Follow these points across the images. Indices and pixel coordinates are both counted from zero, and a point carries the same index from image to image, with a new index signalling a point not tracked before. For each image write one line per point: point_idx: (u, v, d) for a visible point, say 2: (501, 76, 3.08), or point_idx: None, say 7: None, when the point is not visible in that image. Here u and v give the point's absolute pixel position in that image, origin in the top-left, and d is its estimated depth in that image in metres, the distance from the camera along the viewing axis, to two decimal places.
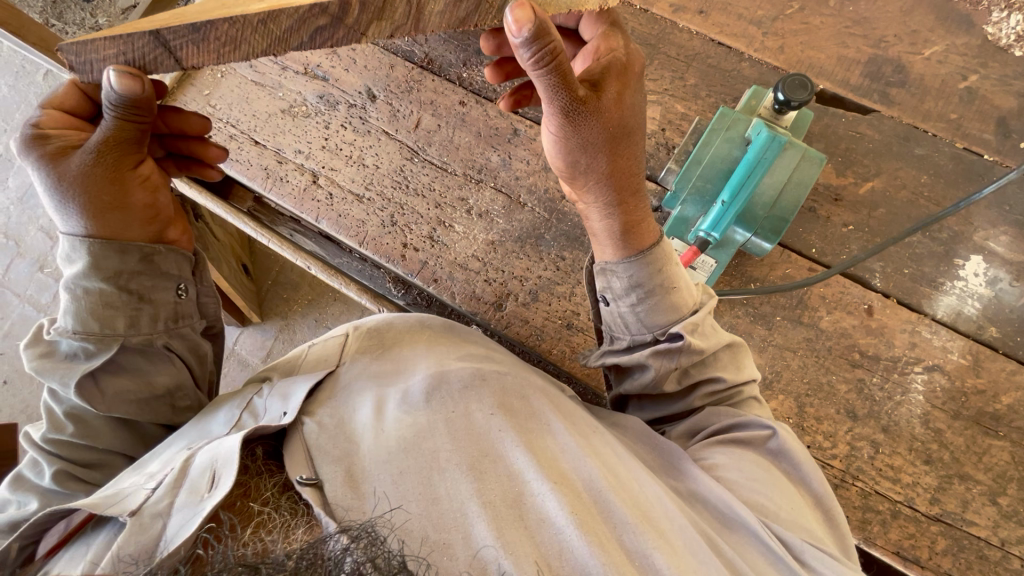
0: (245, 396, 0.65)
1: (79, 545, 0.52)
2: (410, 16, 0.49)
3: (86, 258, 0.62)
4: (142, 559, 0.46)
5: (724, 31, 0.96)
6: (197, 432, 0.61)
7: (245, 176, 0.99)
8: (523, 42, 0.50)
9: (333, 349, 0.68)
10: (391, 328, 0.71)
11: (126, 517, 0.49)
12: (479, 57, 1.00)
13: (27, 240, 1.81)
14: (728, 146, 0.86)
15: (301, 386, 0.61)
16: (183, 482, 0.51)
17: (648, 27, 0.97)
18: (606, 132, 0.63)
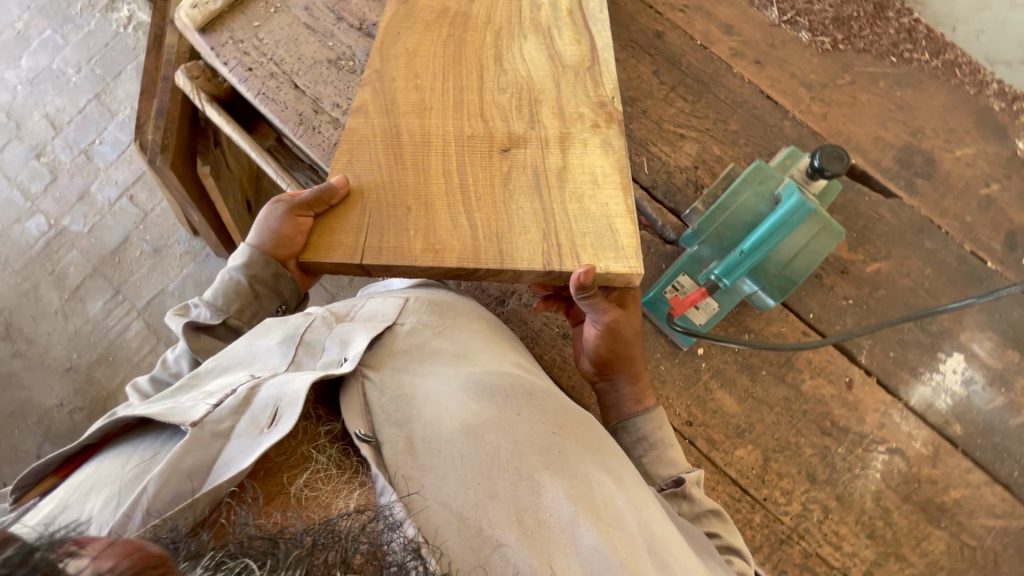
0: (297, 329, 0.64)
1: (124, 447, 0.52)
2: (515, 275, 0.69)
3: (243, 259, 0.76)
4: (198, 475, 0.45)
5: (775, 86, 0.98)
6: (254, 361, 0.61)
7: (278, 117, 0.97)
8: (579, 288, 0.68)
9: (392, 308, 0.68)
10: (449, 305, 0.71)
11: (188, 426, 0.48)
12: None
13: (28, 125, 1.99)
14: (755, 200, 0.86)
15: (361, 337, 0.61)
16: (246, 410, 0.50)
17: (703, 65, 1.00)
18: (620, 325, 0.79)
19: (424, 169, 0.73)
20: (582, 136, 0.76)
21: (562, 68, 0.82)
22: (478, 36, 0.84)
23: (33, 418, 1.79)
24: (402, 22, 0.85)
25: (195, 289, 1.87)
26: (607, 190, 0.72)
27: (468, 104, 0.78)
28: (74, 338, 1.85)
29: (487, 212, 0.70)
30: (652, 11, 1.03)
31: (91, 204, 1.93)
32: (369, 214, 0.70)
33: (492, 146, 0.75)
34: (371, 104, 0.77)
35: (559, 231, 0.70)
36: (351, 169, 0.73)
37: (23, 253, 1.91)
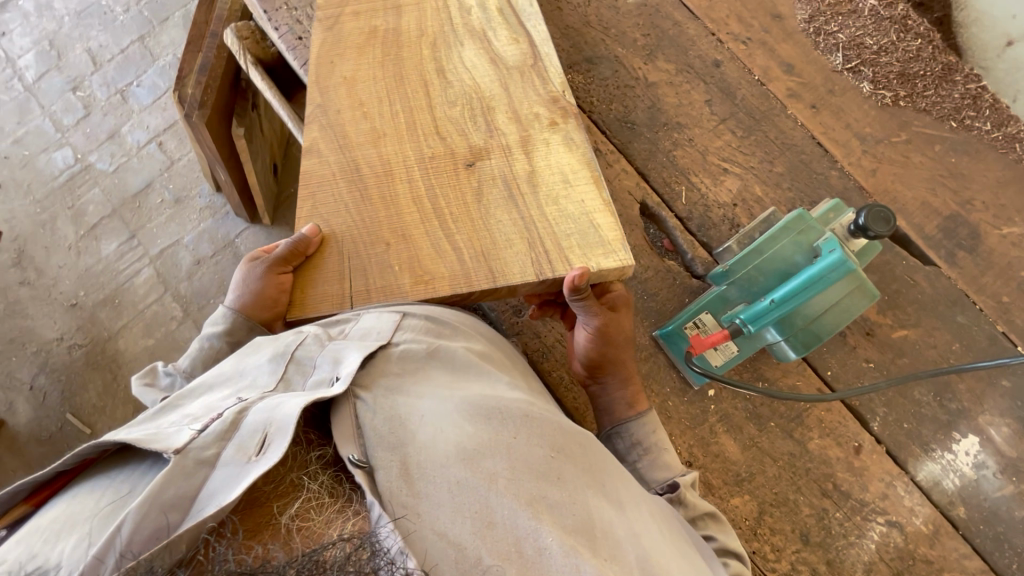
0: (287, 343, 0.59)
1: (98, 479, 0.48)
2: (510, 291, 0.70)
3: (224, 325, 0.71)
4: (181, 507, 0.42)
5: (828, 133, 0.96)
6: (240, 378, 0.57)
7: None
8: (572, 288, 0.68)
9: (387, 324, 0.62)
10: (449, 321, 0.65)
11: (170, 455, 0.44)
12: (587, 66, 0.99)
13: (70, 57, 2.00)
14: (792, 249, 0.83)
15: (354, 355, 0.57)
16: (233, 436, 0.47)
17: (758, 101, 0.97)
18: (614, 332, 0.77)
19: (396, 204, 0.71)
20: (543, 138, 0.76)
21: (506, 72, 0.81)
22: (414, 51, 0.82)
23: (33, 348, 1.81)
24: (333, 49, 0.81)
25: (209, 245, 1.87)
26: (580, 189, 0.72)
27: (419, 125, 0.76)
28: (84, 275, 1.86)
29: (468, 232, 0.70)
30: (714, 38, 1.00)
31: (119, 145, 1.93)
32: (348, 257, 0.69)
33: (456, 162, 0.74)
34: (326, 144, 0.75)
35: (544, 238, 0.69)
36: (318, 215, 0.70)
37: (46, 183, 1.91)
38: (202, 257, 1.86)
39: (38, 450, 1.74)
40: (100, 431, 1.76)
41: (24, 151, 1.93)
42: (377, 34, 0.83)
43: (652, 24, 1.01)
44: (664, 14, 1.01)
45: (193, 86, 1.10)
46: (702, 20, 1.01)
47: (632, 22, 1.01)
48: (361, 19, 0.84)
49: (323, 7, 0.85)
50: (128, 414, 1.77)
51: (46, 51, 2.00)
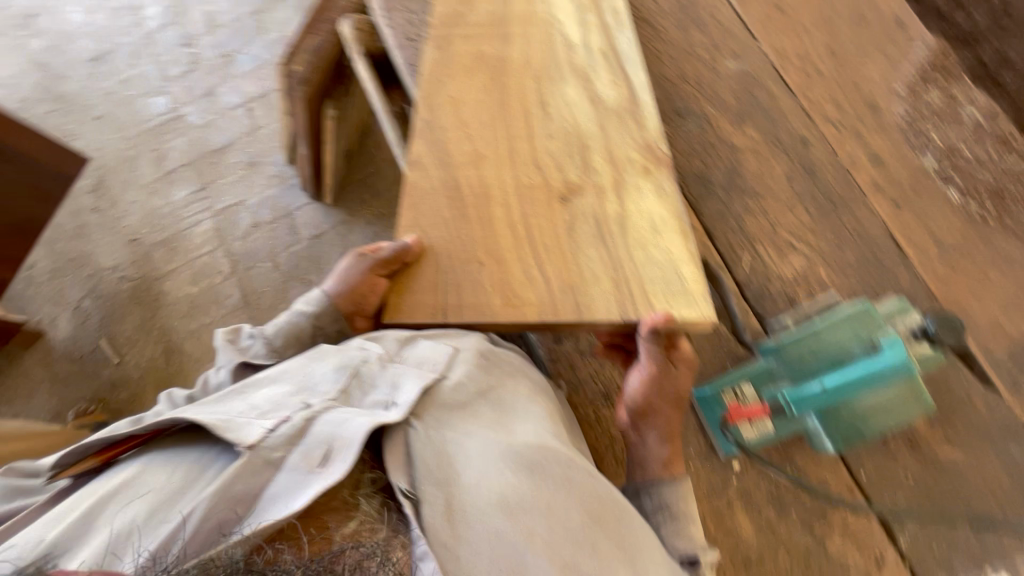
0: (353, 356, 0.66)
1: (167, 453, 0.57)
2: (590, 325, 0.73)
3: (315, 307, 0.81)
4: (244, 504, 0.52)
5: (904, 232, 0.94)
6: (303, 379, 0.63)
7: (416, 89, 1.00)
8: (650, 325, 0.71)
9: (439, 356, 0.68)
10: (495, 365, 0.71)
11: (242, 449, 0.53)
12: (674, 118, 1.01)
13: (190, 17, 2.15)
14: (850, 339, 0.82)
15: (411, 383, 0.64)
16: (299, 443, 0.55)
17: (838, 186, 0.96)
18: (671, 383, 0.77)
19: (492, 227, 0.77)
20: (633, 183, 0.81)
21: (605, 112, 0.87)
22: (519, 83, 0.88)
23: (87, 271, 1.91)
24: (443, 70, 0.89)
25: (270, 212, 1.95)
26: (666, 237, 0.76)
27: (520, 154, 0.83)
28: (150, 215, 1.96)
29: (557, 262, 0.75)
30: (806, 115, 1.00)
31: (212, 102, 2.05)
32: (444, 270, 0.75)
33: (551, 195, 0.80)
34: (428, 159, 0.82)
35: (628, 282, 0.74)
36: (422, 228, 0.78)
37: (139, 123, 2.04)
38: (260, 221, 1.94)
39: (68, 367, 1.83)
40: (127, 362, 1.84)
41: (127, 91, 2.07)
42: (484, 60, 0.90)
43: (746, 91, 1.02)
44: (760, 83, 1.02)
45: (301, 63, 1.16)
46: (798, 96, 1.01)
47: (727, 85, 1.02)
48: (470, 44, 0.91)
49: (436, 26, 0.93)
50: (156, 353, 1.83)
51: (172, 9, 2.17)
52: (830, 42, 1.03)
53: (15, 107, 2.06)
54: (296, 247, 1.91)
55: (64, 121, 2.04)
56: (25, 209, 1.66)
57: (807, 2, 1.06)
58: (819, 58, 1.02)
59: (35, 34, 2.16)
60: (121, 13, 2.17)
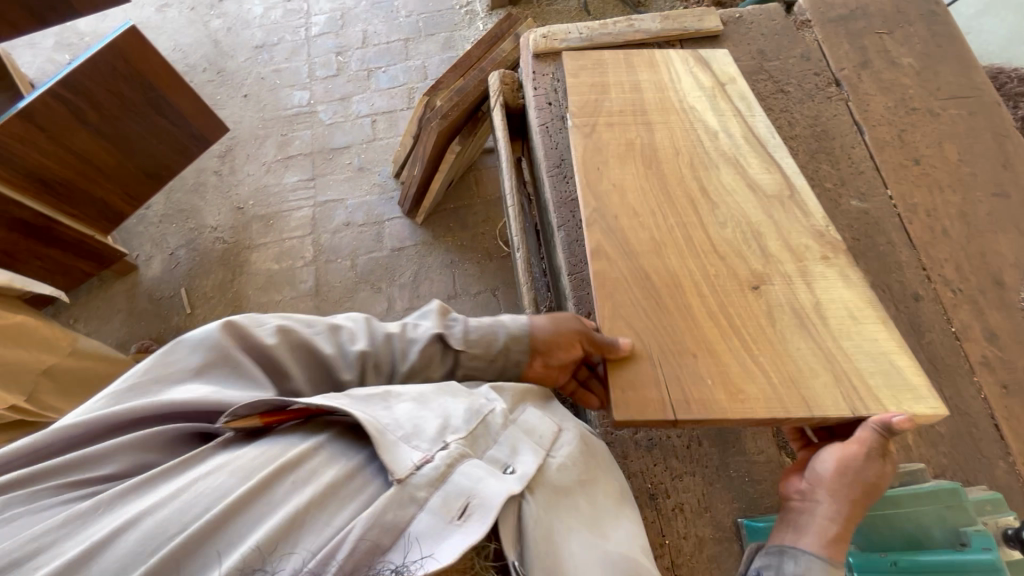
0: (482, 401, 0.66)
1: (327, 446, 0.55)
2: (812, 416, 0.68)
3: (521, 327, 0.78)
4: (390, 537, 0.49)
5: (1010, 420, 0.88)
6: (439, 405, 0.62)
7: (542, 151, 1.09)
8: (892, 423, 0.66)
9: (547, 431, 0.68)
10: (595, 461, 0.70)
11: (396, 479, 0.51)
12: None
13: (349, 30, 2.39)
14: (933, 520, 0.75)
15: (529, 454, 0.63)
16: (442, 486, 0.53)
17: (944, 352, 0.92)
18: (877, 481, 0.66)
19: (694, 317, 0.75)
20: (817, 270, 0.79)
21: (767, 200, 0.85)
22: (675, 170, 0.88)
23: (191, 225, 2.09)
24: (597, 157, 0.90)
25: (363, 216, 2.07)
26: (869, 327, 0.74)
27: (697, 242, 0.81)
28: (260, 190, 2.13)
29: (771, 356, 0.72)
30: (924, 272, 0.97)
31: (344, 108, 2.24)
32: (660, 364, 0.72)
33: (740, 283, 0.77)
34: (610, 248, 0.81)
35: (847, 375, 0.71)
36: (622, 316, 0.76)
37: (277, 110, 2.25)
38: (352, 222, 2.06)
39: (146, 305, 1.97)
40: (196, 316, 1.96)
41: (276, 80, 2.31)
42: (637, 149, 0.90)
43: (866, 232, 1.00)
44: (882, 228, 1.01)
45: (441, 99, 1.31)
46: (919, 252, 0.98)
47: (846, 222, 1.01)
48: (618, 131, 0.92)
49: (577, 114, 0.95)
50: (223, 314, 1.95)
51: (336, 20, 2.41)
52: (964, 207, 1.01)
53: (183, 72, 2.34)
54: (376, 255, 2.01)
55: (218, 92, 2.29)
56: (164, 158, 1.85)
57: (949, 162, 1.04)
58: (949, 219, 1.00)
59: (219, 15, 2.46)
60: (293, 14, 2.44)
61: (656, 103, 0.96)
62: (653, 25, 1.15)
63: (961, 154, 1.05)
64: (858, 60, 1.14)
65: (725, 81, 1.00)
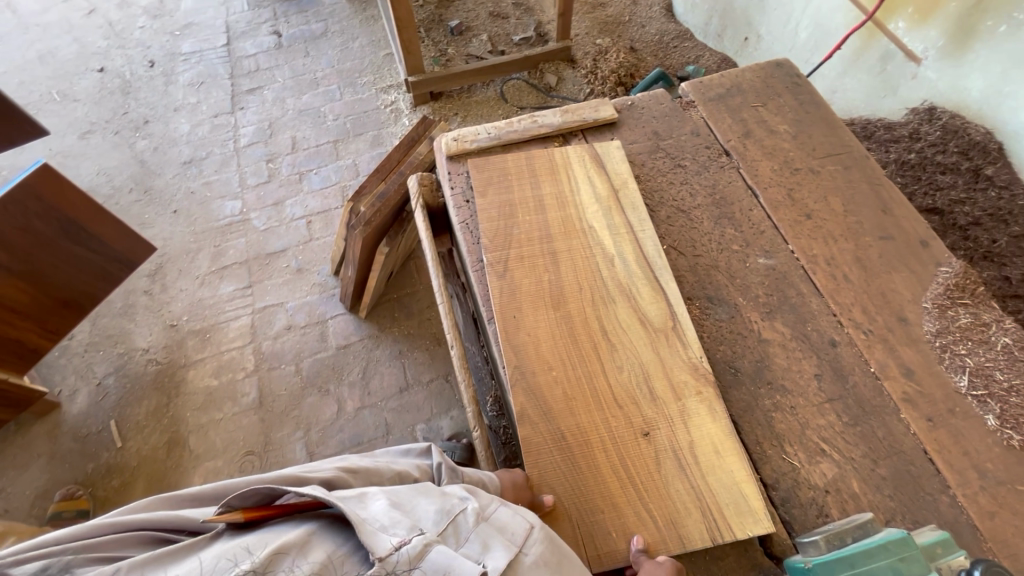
0: (454, 502, 0.75)
1: (325, 535, 0.66)
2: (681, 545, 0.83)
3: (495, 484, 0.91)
4: None
5: (942, 453, 0.90)
6: (412, 499, 0.73)
7: (466, 250, 1.11)
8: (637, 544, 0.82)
9: (518, 528, 0.73)
10: (568, 553, 0.74)
11: (375, 558, 0.62)
12: (705, 303, 1.05)
13: (278, 138, 2.45)
14: (889, 575, 0.73)
15: (501, 552, 0.71)
16: (418, 566, 0.63)
17: (870, 394, 0.96)
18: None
19: (600, 473, 0.88)
20: (692, 406, 0.93)
21: (652, 333, 0.99)
22: (579, 309, 1.01)
23: (121, 349, 1.98)
24: (512, 303, 1.01)
25: (305, 317, 2.03)
26: (729, 461, 0.88)
27: (601, 392, 0.94)
28: (195, 304, 2.06)
29: (657, 502, 0.86)
30: (835, 318, 1.03)
31: (278, 212, 2.26)
32: (577, 524, 0.85)
33: (633, 431, 0.91)
34: (533, 412, 0.93)
35: (713, 508, 0.85)
36: (542, 478, 0.88)
37: (209, 222, 2.24)
38: (294, 324, 2.01)
39: (70, 444, 1.81)
40: (127, 449, 1.81)
41: (207, 193, 2.31)
42: (545, 293, 1.02)
43: (777, 286, 1.06)
44: (790, 281, 1.07)
45: (365, 205, 1.36)
46: (827, 299, 1.05)
47: (757, 279, 1.07)
48: (527, 269, 1.05)
49: (490, 244, 1.07)
50: (159, 442, 1.81)
51: (265, 129, 2.48)
52: (858, 252, 1.09)
53: (108, 195, 2.31)
54: (321, 355, 1.95)
55: (145, 211, 2.27)
56: (86, 286, 1.77)
57: (836, 213, 1.14)
58: (847, 265, 1.08)
59: (145, 136, 2.48)
60: (221, 128, 2.49)
61: (559, 219, 1.10)
62: (554, 119, 1.26)
63: (845, 205, 1.15)
64: (741, 131, 1.25)
65: (618, 188, 1.14)
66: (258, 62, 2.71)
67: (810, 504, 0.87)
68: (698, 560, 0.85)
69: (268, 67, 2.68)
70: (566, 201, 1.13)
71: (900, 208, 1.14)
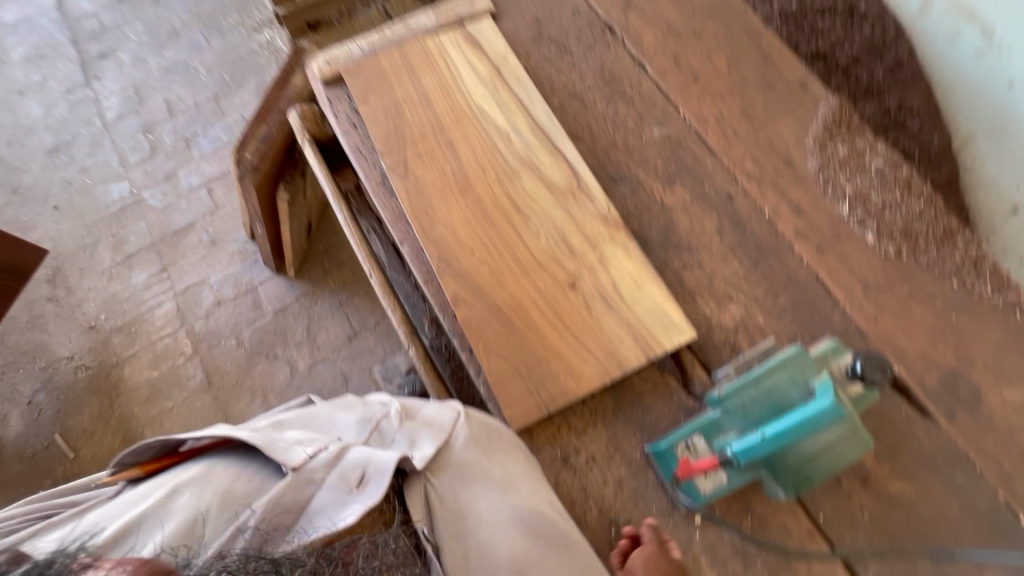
0: (376, 411, 0.85)
1: (229, 461, 0.77)
2: (620, 369, 0.92)
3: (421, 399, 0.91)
4: (293, 512, 0.72)
5: (831, 275, 1.00)
6: (324, 420, 0.84)
7: (363, 172, 1.07)
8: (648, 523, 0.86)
9: (445, 421, 0.84)
10: (497, 431, 0.86)
11: (289, 469, 0.73)
12: (609, 182, 1.08)
13: (150, 104, 2.20)
14: (788, 385, 0.83)
15: (427, 443, 0.81)
16: (337, 466, 0.75)
17: (766, 236, 1.03)
18: (670, 559, 0.81)
19: (538, 330, 0.94)
20: (609, 251, 0.99)
21: (561, 196, 1.02)
22: (488, 190, 1.03)
23: (42, 363, 1.85)
24: (423, 201, 1.02)
25: (233, 288, 1.94)
26: (648, 288, 0.96)
27: (524, 260, 0.98)
28: (109, 300, 1.94)
29: (593, 338, 0.93)
30: (728, 173, 1.08)
31: (173, 186, 2.08)
32: (527, 377, 0.91)
33: (560, 285, 0.96)
34: (464, 293, 0.96)
35: (642, 331, 0.94)
36: (486, 349, 0.92)
37: (98, 211, 2.05)
38: (223, 298, 1.93)
39: (19, 467, 1.73)
40: (83, 457, 1.76)
41: (86, 180, 2.09)
42: (451, 181, 1.03)
43: (673, 154, 1.09)
44: (685, 146, 1.10)
45: (251, 151, 1.28)
46: (720, 156, 1.09)
47: (655, 150, 1.10)
48: (431, 167, 1.04)
49: (387, 151, 1.05)
50: (115, 443, 1.77)
51: (131, 96, 2.21)
52: (744, 106, 1.12)
53: None
54: (260, 323, 1.90)
55: (22, 213, 2.04)
56: None
57: (720, 71, 1.15)
58: (735, 121, 1.11)
59: None
60: (80, 104, 2.21)
61: (450, 114, 1.08)
62: (428, 20, 1.18)
63: (728, 61, 1.16)
64: (621, 3, 1.22)
65: (498, 64, 1.14)
66: (101, 19, 2.36)
67: (725, 344, 0.96)
68: (634, 413, 0.93)
69: (115, 24, 2.35)
70: (453, 97, 1.10)
71: (778, 54, 1.17)
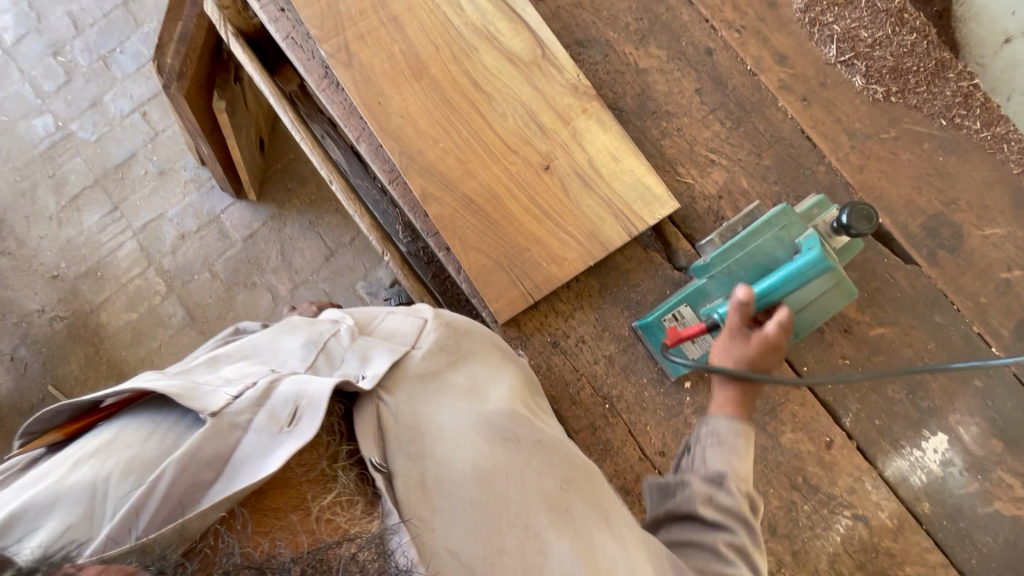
0: (320, 334, 0.72)
1: (145, 420, 0.60)
2: (603, 250, 0.89)
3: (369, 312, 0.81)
4: (215, 466, 0.56)
5: (818, 127, 0.94)
6: (264, 354, 0.70)
7: (302, 66, 0.96)
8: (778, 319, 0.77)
9: (407, 331, 0.74)
10: (466, 338, 0.77)
11: (206, 416, 0.57)
12: (576, 48, 0.97)
13: (49, 19, 1.92)
14: (774, 244, 0.82)
15: (382, 359, 0.69)
16: (264, 403, 0.59)
17: (749, 92, 0.95)
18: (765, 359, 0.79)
19: (514, 219, 0.89)
20: (582, 126, 0.91)
21: (524, 69, 0.92)
22: (444, 70, 0.92)
23: (14, 319, 1.79)
24: (373, 89, 0.91)
25: (195, 220, 1.84)
26: (627, 162, 0.90)
27: (492, 145, 0.90)
28: (66, 247, 1.83)
29: (573, 221, 0.89)
30: (706, 24, 0.97)
31: (101, 114, 1.88)
32: (509, 269, 0.89)
33: (534, 169, 0.90)
34: (432, 188, 0.89)
35: (623, 208, 0.90)
36: (463, 245, 0.88)
37: (26, 151, 1.86)
38: (186, 232, 1.84)
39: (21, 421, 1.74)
40: None
41: (2, 118, 1.88)
42: (401, 63, 0.92)
43: (645, 7, 0.98)
44: None
45: (172, 57, 1.12)
46: (696, 5, 0.97)
47: (625, 5, 0.98)
48: (377, 49, 0.92)
49: (323, 35, 0.92)
50: None
51: (25, 11, 1.91)
52: None
53: None
54: (231, 253, 1.82)
55: None
56: None
57: None
58: None
59: None
60: None
61: None
62: None
63: None
64: None
65: None
66: None
67: (709, 212, 0.93)
68: (620, 292, 0.92)
69: None
70: None
71: None
